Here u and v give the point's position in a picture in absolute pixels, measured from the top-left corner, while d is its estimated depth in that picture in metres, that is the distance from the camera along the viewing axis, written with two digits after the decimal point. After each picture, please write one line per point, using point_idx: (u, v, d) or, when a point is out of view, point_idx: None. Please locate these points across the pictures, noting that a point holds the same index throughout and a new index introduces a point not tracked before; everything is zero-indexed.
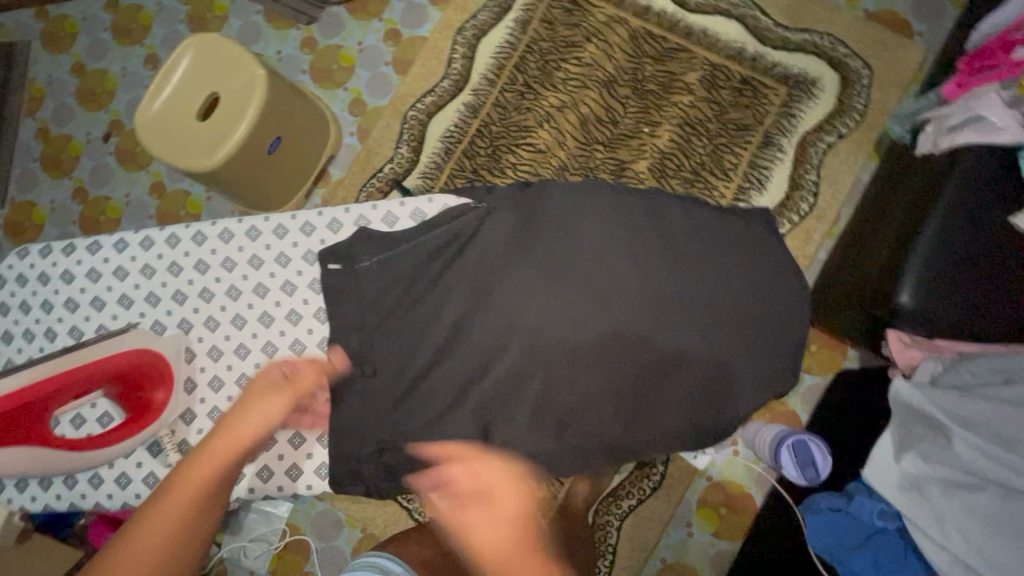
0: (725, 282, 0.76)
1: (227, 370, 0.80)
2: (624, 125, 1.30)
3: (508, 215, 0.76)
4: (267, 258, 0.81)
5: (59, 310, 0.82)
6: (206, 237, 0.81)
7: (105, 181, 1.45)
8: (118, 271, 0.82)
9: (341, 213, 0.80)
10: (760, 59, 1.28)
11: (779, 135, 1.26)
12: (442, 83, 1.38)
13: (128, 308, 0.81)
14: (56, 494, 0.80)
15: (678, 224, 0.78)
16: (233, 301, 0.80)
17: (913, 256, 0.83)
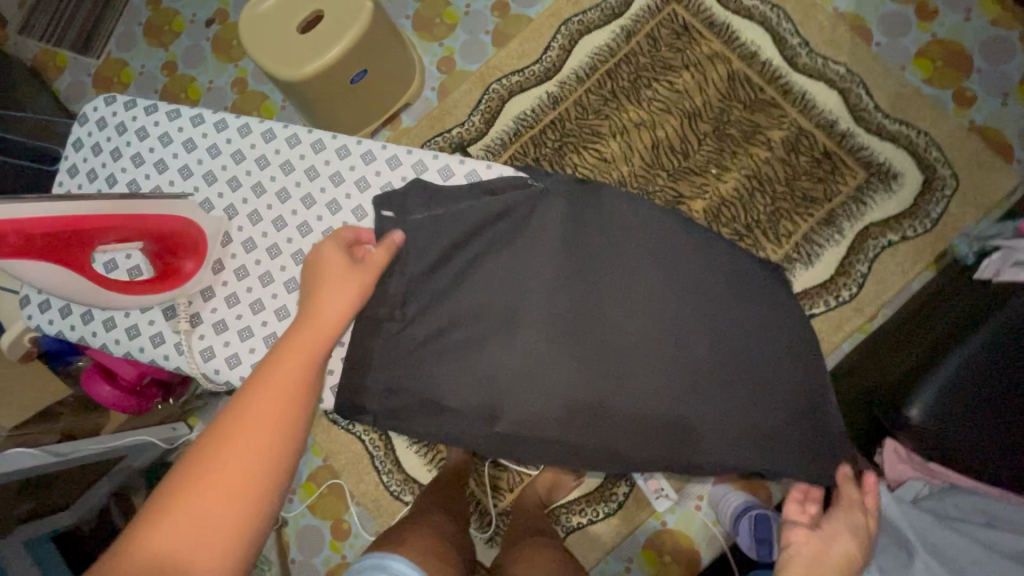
0: (736, 338, 0.78)
1: (255, 264, 0.83)
2: (693, 160, 1.29)
3: (556, 205, 0.77)
4: (323, 173, 0.83)
5: (127, 162, 0.87)
6: (275, 137, 0.85)
7: (195, 63, 1.51)
8: (188, 142, 0.86)
9: (402, 153, 0.82)
10: (850, 137, 1.26)
11: (843, 217, 1.24)
12: (532, 66, 1.39)
13: (186, 180, 0.85)
14: (71, 325, 0.85)
15: (713, 268, 0.78)
16: (281, 204, 0.83)
17: (936, 376, 0.80)
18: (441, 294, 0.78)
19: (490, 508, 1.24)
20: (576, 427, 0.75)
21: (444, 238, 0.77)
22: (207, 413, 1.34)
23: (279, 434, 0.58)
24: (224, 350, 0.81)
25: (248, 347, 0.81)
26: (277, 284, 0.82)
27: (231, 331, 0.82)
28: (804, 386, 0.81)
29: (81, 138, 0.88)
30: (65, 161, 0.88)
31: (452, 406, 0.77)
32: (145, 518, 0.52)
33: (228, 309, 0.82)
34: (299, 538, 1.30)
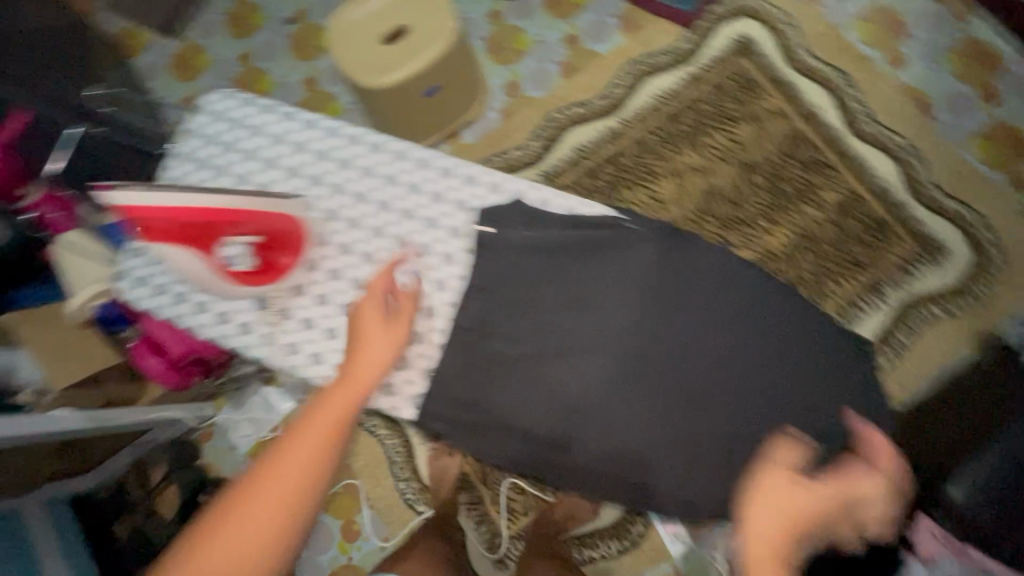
0: (790, 398, 0.78)
1: (351, 269, 0.84)
2: (744, 211, 1.31)
3: (633, 247, 0.79)
4: (424, 189, 0.83)
5: (237, 155, 0.87)
6: (384, 151, 0.85)
7: (270, 57, 1.57)
8: (301, 146, 0.86)
9: (503, 180, 0.82)
10: (905, 208, 1.27)
11: (888, 285, 1.25)
12: (596, 100, 1.42)
13: (291, 180, 0.86)
14: (169, 302, 0.87)
15: (772, 324, 0.79)
16: (381, 215, 0.84)
17: (982, 459, 0.81)
18: (504, 316, 0.79)
19: (502, 530, 1.23)
20: (622, 463, 0.76)
21: (515, 262, 0.79)
22: (236, 396, 1.36)
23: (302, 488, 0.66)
24: (309, 346, 0.84)
25: (333, 346, 0.83)
26: (366, 291, 0.83)
27: (318, 329, 0.84)
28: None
29: (194, 125, 0.89)
30: (176, 147, 0.89)
31: (502, 426, 0.79)
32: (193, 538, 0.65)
33: (317, 307, 0.84)
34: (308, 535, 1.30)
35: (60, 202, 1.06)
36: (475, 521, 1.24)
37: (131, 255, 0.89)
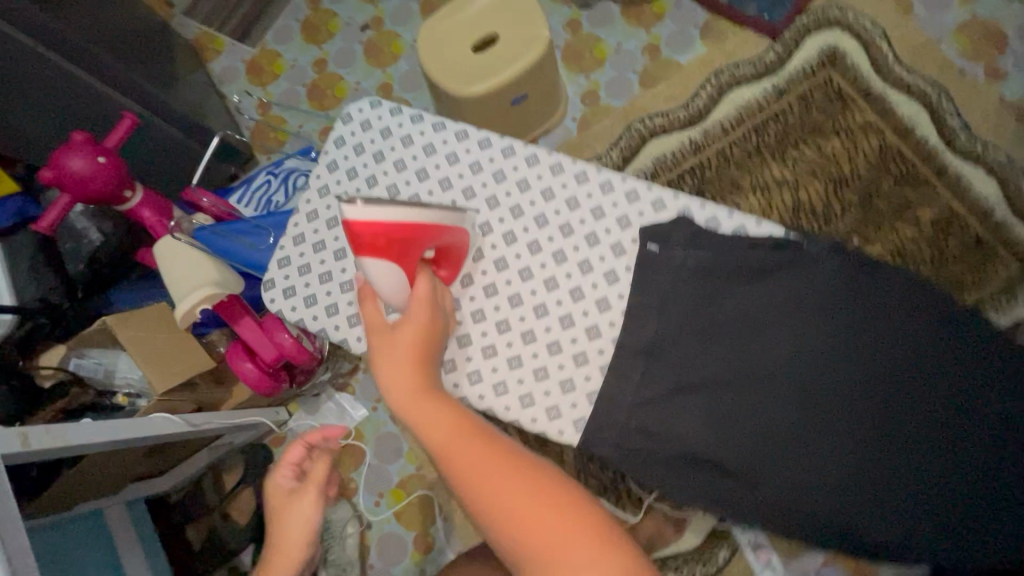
0: (968, 434, 0.68)
1: (505, 284, 0.79)
2: (834, 228, 1.27)
3: (784, 274, 0.71)
4: (584, 205, 0.80)
5: (389, 165, 0.84)
6: (539, 162, 0.81)
7: (346, 63, 1.57)
8: (451, 156, 0.83)
9: (669, 197, 0.78)
10: (1007, 228, 1.22)
11: (991, 310, 1.19)
12: (678, 111, 1.40)
13: (445, 191, 0.82)
14: (314, 315, 0.81)
15: (946, 348, 0.69)
16: (538, 228, 0.80)
17: None
18: (633, 332, 0.74)
19: None
20: (762, 499, 0.69)
21: (644, 278, 0.75)
22: (310, 402, 1.36)
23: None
24: (466, 365, 0.78)
25: (491, 366, 0.78)
26: (526, 308, 0.78)
27: (474, 347, 0.78)
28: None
29: (340, 135, 0.87)
30: (326, 156, 0.87)
31: (627, 450, 0.73)
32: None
33: (473, 324, 0.79)
34: (381, 544, 1.29)
35: (158, 207, 1.09)
36: None
37: (275, 265, 0.84)
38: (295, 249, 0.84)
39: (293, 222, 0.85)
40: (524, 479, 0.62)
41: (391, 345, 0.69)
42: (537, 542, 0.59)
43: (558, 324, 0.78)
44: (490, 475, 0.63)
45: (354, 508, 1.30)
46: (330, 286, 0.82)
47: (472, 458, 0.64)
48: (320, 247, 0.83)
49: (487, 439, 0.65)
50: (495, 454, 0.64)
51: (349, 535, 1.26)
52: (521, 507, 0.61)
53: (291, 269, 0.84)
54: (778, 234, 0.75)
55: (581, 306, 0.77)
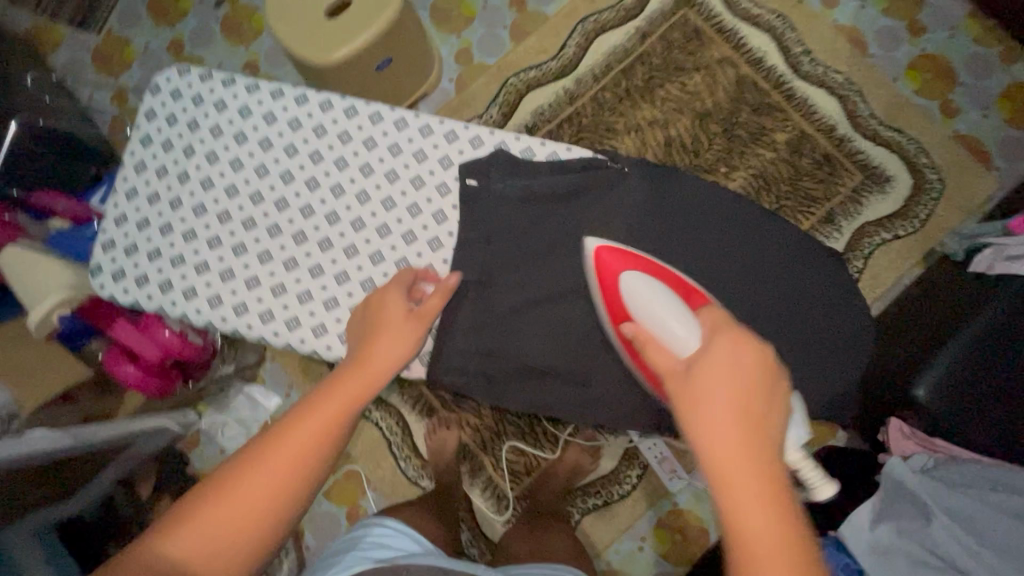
0: (795, 321, 0.76)
1: (338, 237, 0.80)
2: (704, 158, 1.36)
3: (621, 198, 0.77)
4: (407, 150, 0.82)
5: (204, 132, 0.84)
6: (357, 113, 0.83)
7: (204, 44, 1.48)
8: (268, 116, 0.84)
9: (485, 133, 0.81)
10: (848, 141, 1.34)
11: (842, 215, 1.32)
12: (550, 62, 1.42)
13: (266, 151, 0.83)
14: (148, 295, 0.81)
15: (768, 250, 0.78)
16: (363, 177, 0.81)
17: (946, 351, 0.88)
18: (494, 271, 0.78)
19: (508, 492, 1.25)
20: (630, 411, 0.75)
21: (497, 220, 0.78)
22: (217, 399, 1.32)
23: (310, 462, 0.58)
24: (310, 320, 0.78)
25: (334, 318, 0.78)
26: (361, 257, 0.79)
27: (315, 302, 0.79)
28: (860, 367, 0.79)
29: (152, 107, 0.86)
30: (138, 131, 0.86)
31: (502, 384, 0.78)
32: (197, 496, 0.56)
33: (312, 280, 0.79)
34: (315, 524, 1.29)
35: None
36: (481, 487, 1.26)
37: (100, 249, 0.83)
38: (120, 230, 0.83)
39: (113, 202, 0.84)
40: (766, 500, 0.48)
41: (692, 382, 0.54)
42: (737, 490, 0.48)
43: (395, 267, 0.79)
44: (741, 483, 0.48)
45: None
46: (159, 263, 0.81)
47: (739, 466, 0.49)
48: (146, 225, 0.83)
49: (761, 453, 0.50)
50: (758, 478, 0.48)
51: None
52: (747, 525, 0.47)
53: (117, 251, 0.82)
54: (591, 158, 0.79)
55: (415, 248, 0.79)
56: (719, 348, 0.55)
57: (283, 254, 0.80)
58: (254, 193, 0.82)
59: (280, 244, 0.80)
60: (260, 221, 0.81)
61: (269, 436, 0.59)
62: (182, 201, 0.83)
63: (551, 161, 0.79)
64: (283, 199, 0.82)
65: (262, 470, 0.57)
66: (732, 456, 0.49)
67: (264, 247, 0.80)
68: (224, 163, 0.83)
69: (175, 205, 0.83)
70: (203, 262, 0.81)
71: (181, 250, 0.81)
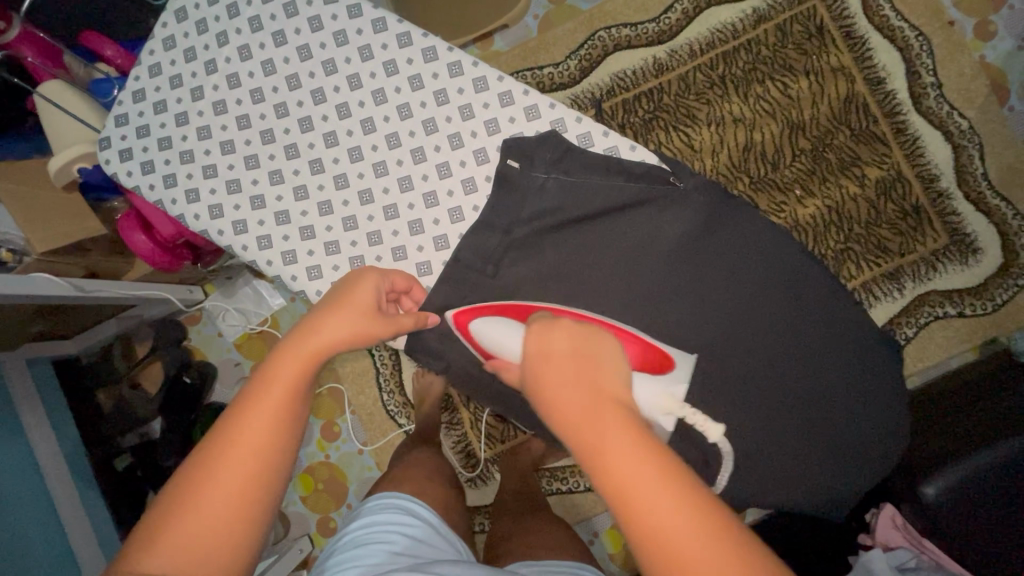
0: (817, 386, 0.70)
1: (356, 177, 0.76)
2: (781, 175, 1.23)
3: (677, 210, 0.69)
4: (453, 100, 0.75)
5: (243, 22, 0.78)
6: (411, 44, 0.75)
7: None
8: (315, 21, 0.77)
9: (544, 104, 0.73)
10: (946, 199, 1.20)
11: (909, 277, 1.20)
12: (648, 24, 1.28)
13: (303, 61, 0.77)
14: (150, 185, 0.78)
15: (816, 305, 0.70)
16: (399, 120, 0.75)
17: (978, 458, 0.78)
18: (515, 254, 0.72)
19: (479, 453, 1.26)
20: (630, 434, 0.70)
21: (536, 198, 0.71)
22: (224, 284, 1.33)
23: (268, 456, 0.53)
24: (306, 259, 0.75)
25: (333, 262, 0.75)
26: (375, 207, 0.75)
27: (316, 241, 0.75)
28: (877, 455, 0.72)
29: None
30: (174, 0, 0.80)
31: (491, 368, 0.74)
32: (153, 516, 0.50)
33: (319, 217, 0.76)
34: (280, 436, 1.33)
35: (40, 45, 0.94)
36: (454, 442, 1.26)
37: (111, 122, 0.79)
38: (135, 107, 0.79)
39: (134, 75, 0.80)
40: (642, 463, 0.42)
41: (537, 384, 0.49)
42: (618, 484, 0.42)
43: (407, 228, 0.75)
44: (629, 470, 0.42)
45: None
46: (168, 154, 0.78)
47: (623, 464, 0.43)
48: (162, 109, 0.79)
49: (628, 430, 0.44)
50: (630, 446, 0.43)
51: None
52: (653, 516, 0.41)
53: (129, 129, 0.79)
54: (655, 165, 0.71)
55: (433, 213, 0.75)
56: (545, 347, 0.50)
57: (295, 180, 0.76)
58: (280, 105, 0.77)
59: (295, 168, 0.76)
60: (280, 137, 0.77)
61: (215, 444, 0.53)
62: (204, 94, 0.78)
63: (607, 156, 0.71)
64: (309, 119, 0.77)
65: (220, 476, 0.51)
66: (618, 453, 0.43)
67: (277, 167, 0.77)
68: (256, 63, 0.78)
69: (196, 96, 0.78)
70: (212, 166, 0.77)
71: (193, 147, 0.78)
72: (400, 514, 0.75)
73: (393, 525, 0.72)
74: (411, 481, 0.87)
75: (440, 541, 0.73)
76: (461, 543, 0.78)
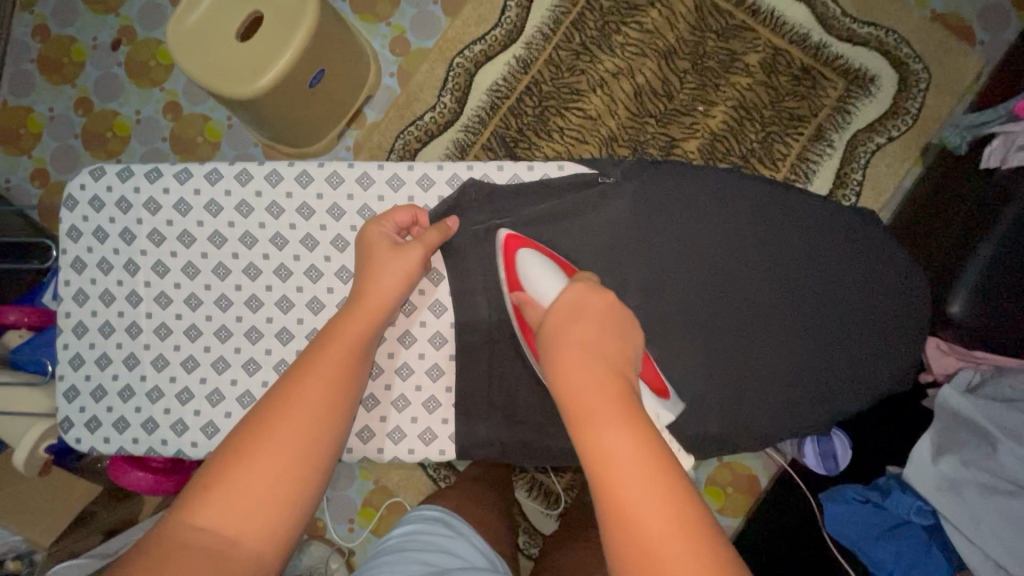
0: (820, 278, 0.72)
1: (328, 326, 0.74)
2: (679, 101, 1.26)
3: (618, 196, 0.71)
4: (378, 210, 0.73)
5: (143, 242, 0.75)
6: (312, 179, 0.74)
7: (113, 94, 1.34)
8: (210, 205, 0.74)
9: (462, 170, 0.73)
10: (825, 49, 1.25)
11: (832, 130, 1.25)
12: (493, 31, 1.30)
13: (220, 247, 0.75)
14: (134, 438, 0.74)
15: (780, 209, 0.72)
16: (338, 253, 0.74)
17: (976, 259, 0.84)
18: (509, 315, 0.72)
19: (555, 487, 1.24)
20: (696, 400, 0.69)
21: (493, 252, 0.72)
22: None
23: (329, 405, 0.56)
24: None
25: None
26: None
27: None
28: (910, 311, 0.73)
29: (72, 224, 0.76)
30: (64, 255, 0.76)
31: (535, 421, 0.73)
32: (215, 465, 0.50)
33: None
34: None
35: None
36: (527, 488, 1.25)
37: (62, 400, 0.75)
38: (79, 374, 0.75)
39: (62, 343, 0.76)
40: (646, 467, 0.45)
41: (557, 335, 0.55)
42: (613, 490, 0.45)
43: (399, 346, 0.73)
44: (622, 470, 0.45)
45: (330, 543, 1.26)
46: (137, 401, 0.74)
47: (618, 449, 0.46)
48: (107, 362, 0.75)
49: (631, 423, 0.48)
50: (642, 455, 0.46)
51: (336, 570, 1.23)
52: (622, 482, 0.45)
53: (84, 398, 0.75)
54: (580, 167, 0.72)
55: (416, 318, 0.74)
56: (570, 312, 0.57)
57: (271, 357, 0.74)
58: (220, 297, 0.75)
59: (265, 347, 0.74)
60: (235, 327, 0.74)
61: (285, 384, 0.56)
62: (141, 326, 0.75)
63: (536, 179, 0.72)
64: (254, 297, 0.74)
65: (289, 413, 0.53)
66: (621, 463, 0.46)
67: (248, 355, 0.74)
68: (177, 272, 0.75)
69: (134, 332, 0.75)
70: (184, 389, 0.74)
71: (155, 380, 0.74)
72: (441, 527, 0.74)
73: (414, 535, 0.71)
74: (471, 513, 0.85)
75: (475, 553, 0.72)
76: (497, 557, 0.76)
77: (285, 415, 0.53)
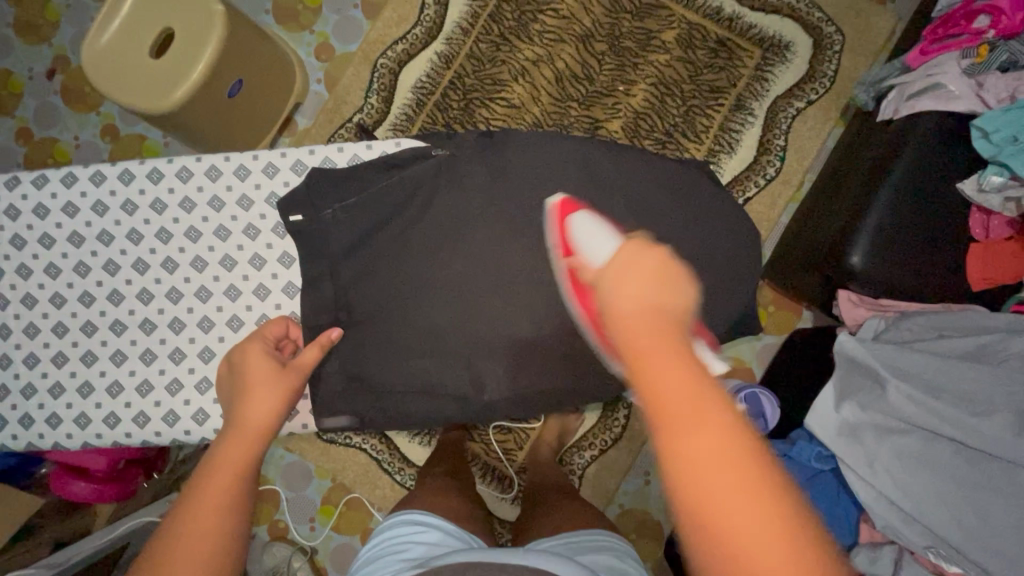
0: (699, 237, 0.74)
1: (188, 313, 0.81)
2: (599, 82, 1.29)
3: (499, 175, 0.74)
4: (228, 200, 0.81)
5: (7, 248, 0.83)
6: (162, 175, 0.82)
7: (52, 122, 1.37)
8: (68, 207, 0.82)
9: (305, 155, 0.80)
10: (737, 19, 1.28)
11: (751, 99, 1.26)
12: (414, 30, 1.32)
13: (79, 247, 0.82)
14: (12, 434, 0.80)
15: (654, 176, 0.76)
16: (193, 243, 0.81)
17: (873, 210, 0.86)
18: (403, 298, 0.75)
19: (508, 471, 1.26)
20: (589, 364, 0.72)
21: (386, 238, 0.75)
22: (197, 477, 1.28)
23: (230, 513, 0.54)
24: (186, 409, 0.80)
25: (210, 399, 0.80)
26: (220, 326, 0.80)
27: (187, 388, 0.80)
28: None
29: None
30: None
31: (440, 397, 0.76)
32: None
33: (176, 365, 0.80)
34: (334, 558, 1.29)
35: None
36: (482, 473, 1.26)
37: None
38: None
39: None
40: (736, 487, 0.37)
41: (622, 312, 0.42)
42: (729, 523, 0.37)
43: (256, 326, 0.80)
44: (715, 492, 0.37)
45: (292, 543, 1.29)
46: (14, 399, 0.81)
47: (710, 458, 0.38)
48: None
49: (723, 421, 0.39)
50: (737, 479, 0.38)
51: (299, 569, 1.25)
52: (724, 503, 0.37)
53: None
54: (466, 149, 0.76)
55: (270, 301, 0.80)
56: (626, 268, 0.44)
57: (137, 347, 0.81)
58: (83, 294, 0.82)
59: (130, 339, 0.81)
60: (100, 322, 0.82)
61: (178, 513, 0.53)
62: (11, 327, 0.82)
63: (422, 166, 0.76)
64: (116, 291, 0.82)
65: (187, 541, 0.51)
66: (732, 507, 0.37)
67: (115, 347, 0.81)
68: (40, 273, 0.82)
69: (6, 333, 0.82)
70: (56, 383, 0.81)
71: (29, 377, 0.81)
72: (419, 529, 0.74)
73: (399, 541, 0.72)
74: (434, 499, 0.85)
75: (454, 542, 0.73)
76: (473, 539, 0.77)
77: (181, 546, 0.50)
